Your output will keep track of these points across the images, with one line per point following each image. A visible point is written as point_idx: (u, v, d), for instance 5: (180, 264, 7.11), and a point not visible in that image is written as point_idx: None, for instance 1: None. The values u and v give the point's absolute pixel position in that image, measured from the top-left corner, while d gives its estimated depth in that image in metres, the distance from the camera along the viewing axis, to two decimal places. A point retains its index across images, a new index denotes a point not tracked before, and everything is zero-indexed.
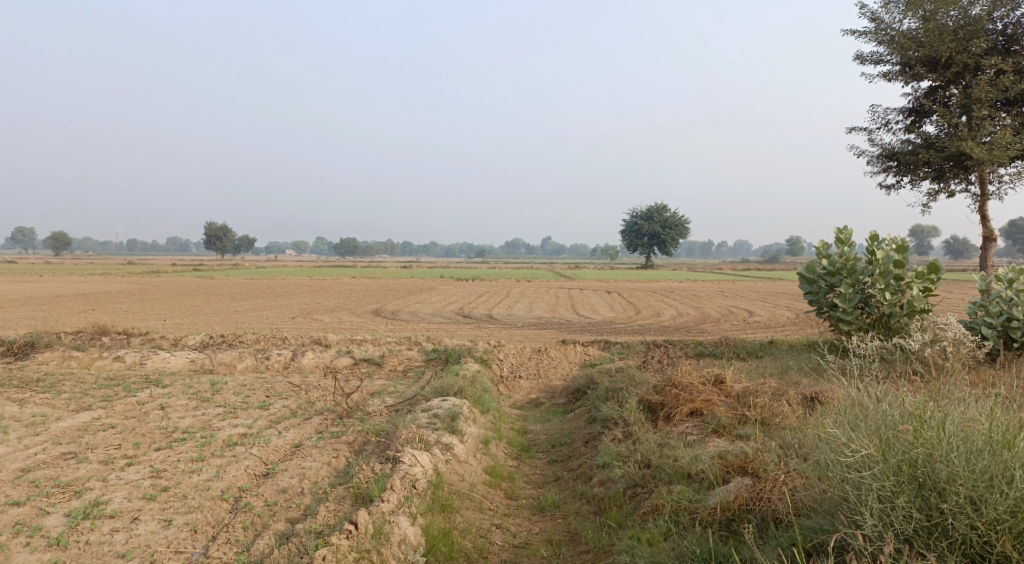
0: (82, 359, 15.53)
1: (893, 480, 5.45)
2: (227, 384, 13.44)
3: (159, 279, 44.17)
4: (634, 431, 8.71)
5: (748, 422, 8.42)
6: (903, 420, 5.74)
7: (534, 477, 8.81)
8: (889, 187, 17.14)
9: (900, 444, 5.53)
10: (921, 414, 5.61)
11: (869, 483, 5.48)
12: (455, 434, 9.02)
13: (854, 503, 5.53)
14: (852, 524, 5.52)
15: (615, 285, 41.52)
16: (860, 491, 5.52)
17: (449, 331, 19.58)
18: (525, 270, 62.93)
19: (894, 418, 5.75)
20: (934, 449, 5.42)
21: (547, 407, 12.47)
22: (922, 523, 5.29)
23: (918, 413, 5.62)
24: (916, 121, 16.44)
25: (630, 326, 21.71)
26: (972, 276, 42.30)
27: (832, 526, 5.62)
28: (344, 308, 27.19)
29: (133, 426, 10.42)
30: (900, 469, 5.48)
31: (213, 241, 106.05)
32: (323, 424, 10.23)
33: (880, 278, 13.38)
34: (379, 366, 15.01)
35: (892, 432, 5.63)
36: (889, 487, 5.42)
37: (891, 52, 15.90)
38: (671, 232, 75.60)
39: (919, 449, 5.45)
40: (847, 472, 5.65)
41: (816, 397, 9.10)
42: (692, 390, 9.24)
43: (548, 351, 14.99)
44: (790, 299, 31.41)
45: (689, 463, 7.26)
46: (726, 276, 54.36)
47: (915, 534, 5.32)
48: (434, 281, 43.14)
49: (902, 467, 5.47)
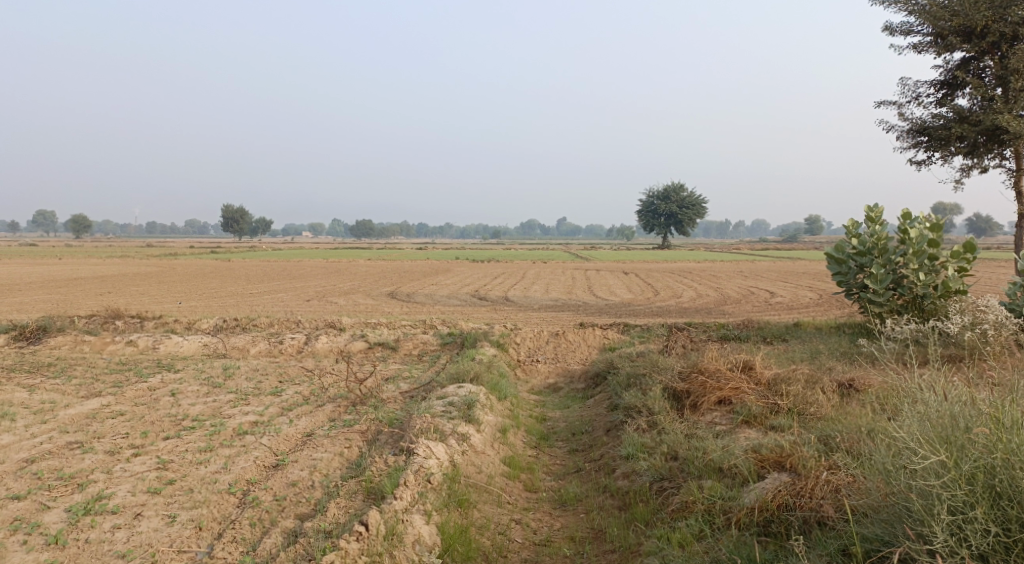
0: (95, 344, 15.31)
1: (967, 490, 5.00)
2: (240, 369, 13.16)
3: (179, 262, 44.29)
4: (659, 421, 8.30)
5: (780, 411, 7.99)
6: (975, 422, 5.32)
7: (554, 467, 8.45)
8: (921, 164, 16.49)
9: (975, 449, 5.10)
10: (998, 416, 5.21)
11: (940, 492, 5.02)
12: (472, 423, 8.65)
13: (919, 513, 5.09)
14: (917, 537, 5.09)
15: (633, 266, 40.88)
16: (928, 501, 5.07)
17: (464, 314, 19.22)
18: (541, 249, 62.27)
19: (966, 420, 5.33)
20: (1013, 456, 5.01)
21: (566, 393, 12.08)
22: (1000, 538, 4.86)
23: (994, 414, 5.23)
24: (949, 94, 15.77)
25: (650, 308, 21.20)
26: (999, 256, 41.06)
27: (894, 537, 5.19)
28: (359, 291, 26.86)
29: (142, 414, 10.14)
30: (974, 477, 5.04)
31: (229, 224, 106.37)
32: (336, 411, 9.92)
33: (914, 258, 12.83)
34: (394, 351, 14.68)
35: (964, 435, 5.21)
36: (963, 497, 4.97)
37: (922, 22, 15.22)
38: (689, 211, 74.54)
39: (997, 456, 5.03)
40: (913, 479, 5.20)
41: (852, 385, 8.65)
42: (719, 376, 8.81)
43: (567, 334, 14.55)
44: (813, 279, 30.71)
45: (719, 456, 6.87)
46: (747, 256, 53.51)
47: (991, 549, 4.88)
48: (450, 262, 42.78)
49: (977, 475, 5.03)
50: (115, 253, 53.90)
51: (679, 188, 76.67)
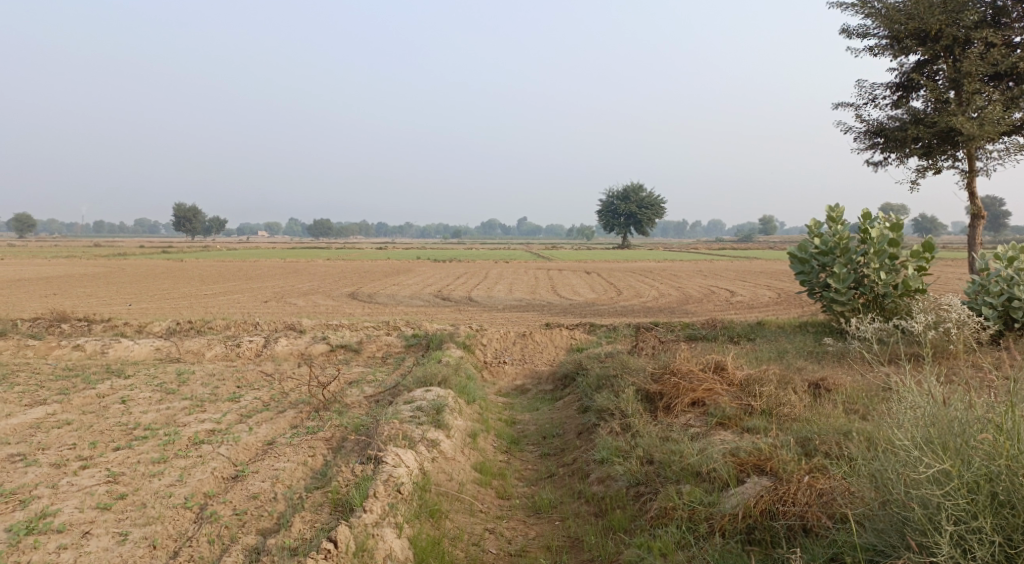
0: (39, 349, 14.63)
1: (969, 499, 4.93)
2: (195, 374, 12.67)
3: (129, 262, 43.04)
4: (633, 424, 8.12)
5: (754, 412, 7.87)
6: (978, 429, 5.25)
7: (525, 472, 8.22)
8: (878, 165, 16.64)
9: (977, 458, 5.03)
10: (1001, 422, 5.13)
11: (943, 502, 4.94)
12: (441, 428, 8.37)
13: (921, 524, 5.01)
14: (920, 548, 5.01)
15: (595, 265, 40.85)
16: (930, 510, 4.99)
17: (428, 315, 18.93)
18: (502, 249, 61.93)
19: (969, 427, 5.26)
20: (1016, 463, 4.94)
21: (534, 395, 11.87)
22: (1002, 548, 4.81)
23: (997, 420, 5.14)
24: (904, 96, 15.94)
25: (614, 307, 21.11)
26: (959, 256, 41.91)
27: (891, 547, 5.13)
28: (319, 292, 26.32)
29: (91, 423, 9.64)
30: (977, 485, 4.97)
31: (182, 223, 103.93)
32: (298, 418, 9.55)
33: (875, 258, 12.88)
34: (357, 353, 14.31)
35: (965, 443, 5.14)
36: (966, 506, 4.90)
37: (877, 25, 15.35)
38: (649, 212, 75.09)
39: (999, 464, 4.96)
40: (913, 487, 5.11)
41: (823, 384, 8.58)
42: (691, 377, 8.66)
43: (533, 335, 14.34)
44: (773, 278, 31.00)
45: (696, 458, 6.72)
46: (706, 255, 53.94)
47: (993, 559, 4.83)
48: (411, 262, 42.31)
49: (980, 483, 4.96)
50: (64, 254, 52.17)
51: (638, 187, 77.03)
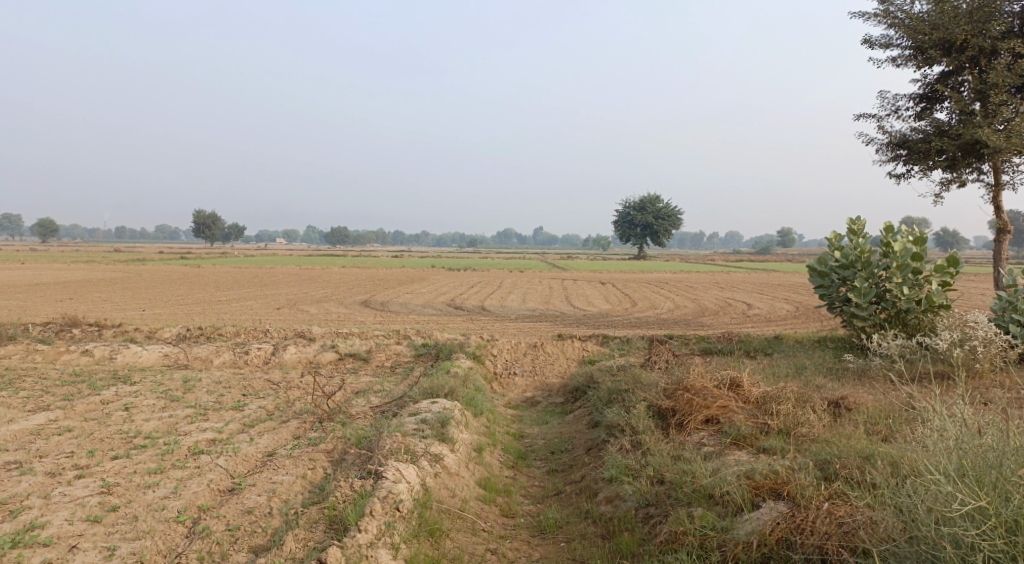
0: (48, 354, 14.55)
1: (1006, 540, 4.72)
2: (201, 381, 12.51)
3: (145, 268, 43.25)
4: (644, 441, 7.84)
5: (771, 431, 7.55)
6: (1017, 467, 5.05)
7: (532, 489, 7.96)
8: (900, 178, 16.26)
9: (1015, 495, 4.85)
10: None
11: (978, 542, 4.72)
12: (445, 442, 8.13)
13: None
14: None
15: (610, 276, 40.49)
16: (963, 550, 4.77)
17: (439, 324, 18.73)
18: (517, 259, 61.62)
19: (1010, 465, 5.06)
20: None
21: (544, 407, 11.60)
22: None
23: None
24: (928, 108, 15.57)
25: (628, 319, 20.80)
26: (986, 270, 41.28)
27: None
28: (331, 299, 26.21)
29: (92, 430, 9.48)
30: (1015, 525, 4.77)
31: (201, 229, 104.61)
32: (301, 428, 9.34)
33: (898, 272, 12.51)
34: (366, 362, 14.12)
35: (1004, 479, 4.96)
36: (1002, 547, 4.68)
37: (901, 35, 15.02)
38: (665, 223, 74.66)
39: None
40: (945, 524, 4.89)
41: (843, 403, 8.25)
42: (705, 393, 8.34)
43: (545, 345, 14.07)
44: (790, 291, 30.57)
45: (708, 479, 6.43)
46: (722, 267, 53.38)
47: None
48: (426, 270, 42.19)
49: (1018, 523, 4.76)
50: (83, 258, 52.50)
51: (654, 199, 76.61)
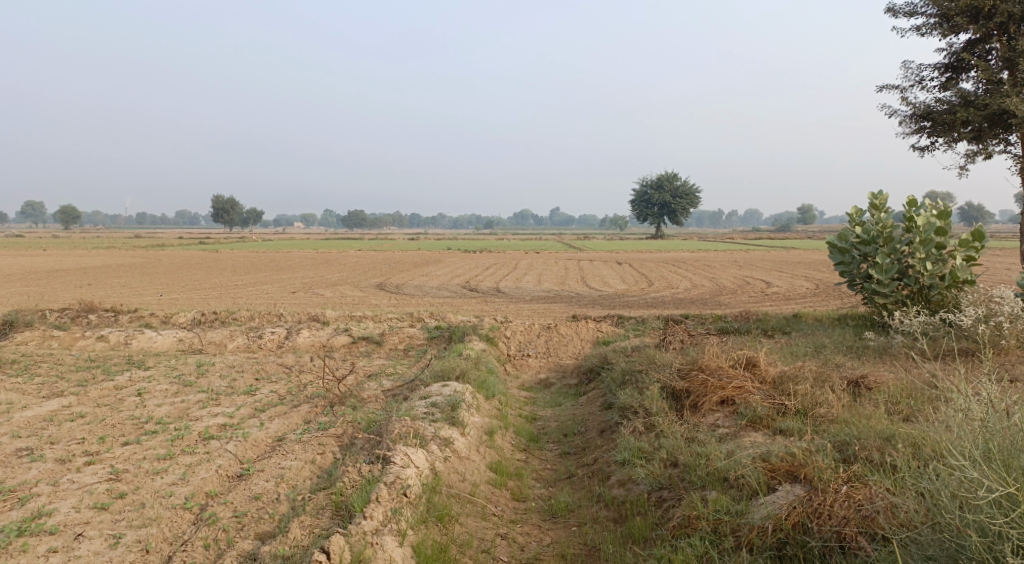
0: (64, 339, 14.60)
1: None
2: (214, 366, 12.49)
3: (164, 253, 43.59)
4: (657, 423, 7.69)
5: (788, 412, 7.36)
6: None
7: (544, 472, 7.84)
8: (924, 150, 15.84)
9: None
10: None
11: (1005, 531, 4.54)
12: (455, 425, 8.02)
13: (976, 552, 4.60)
14: None
15: (626, 256, 40.17)
16: (988, 538, 4.59)
17: (453, 306, 18.61)
18: (533, 240, 61.30)
19: None
20: None
21: (558, 389, 11.47)
22: None
23: None
24: (953, 78, 15.13)
25: (644, 299, 20.58)
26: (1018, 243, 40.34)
27: None
28: (346, 283, 26.17)
29: (104, 416, 9.47)
30: None
31: (219, 214, 105.12)
32: (312, 412, 9.28)
33: (921, 248, 12.18)
34: (379, 345, 14.04)
35: None
36: None
37: (926, 2, 14.56)
38: (683, 201, 73.96)
39: None
40: (970, 511, 4.71)
41: (863, 382, 8.04)
42: (720, 373, 8.15)
43: (559, 327, 13.91)
44: (810, 269, 30.08)
45: (722, 461, 6.28)
46: (740, 246, 52.74)
47: None
48: (441, 252, 42.13)
49: None
50: (103, 244, 52.94)
51: (671, 177, 75.81)
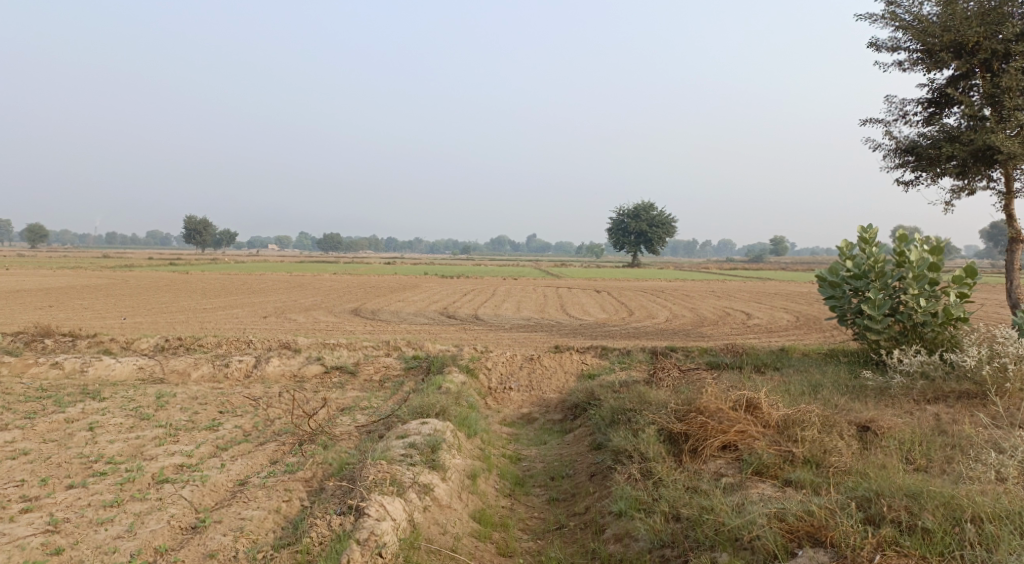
0: (16, 366, 13.70)
1: None
2: (175, 397, 11.69)
3: (132, 274, 42.52)
4: (654, 469, 7.11)
5: (796, 461, 6.83)
6: None
7: (531, 522, 7.20)
8: (908, 185, 15.50)
9: None
10: None
11: None
12: (435, 470, 7.35)
13: None
14: None
15: (604, 285, 39.71)
16: None
17: (431, 334, 17.94)
18: (512, 267, 60.75)
19: None
20: None
21: (541, 425, 10.83)
22: None
23: None
24: (937, 113, 14.88)
25: (627, 329, 20.07)
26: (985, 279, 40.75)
27: None
28: (320, 308, 25.39)
29: (50, 453, 8.68)
30: None
31: (192, 235, 103.36)
32: (279, 452, 8.57)
33: (913, 283, 11.75)
34: (353, 376, 13.31)
35: None
36: None
37: (909, 37, 14.33)
38: (659, 230, 74.07)
39: None
40: None
41: (870, 427, 7.53)
42: (719, 414, 7.56)
43: (542, 358, 13.25)
44: (789, 301, 29.86)
45: (732, 518, 5.79)
46: (718, 275, 52.58)
47: None
48: (418, 277, 41.43)
49: None
50: (69, 265, 51.34)
51: (647, 206, 75.88)
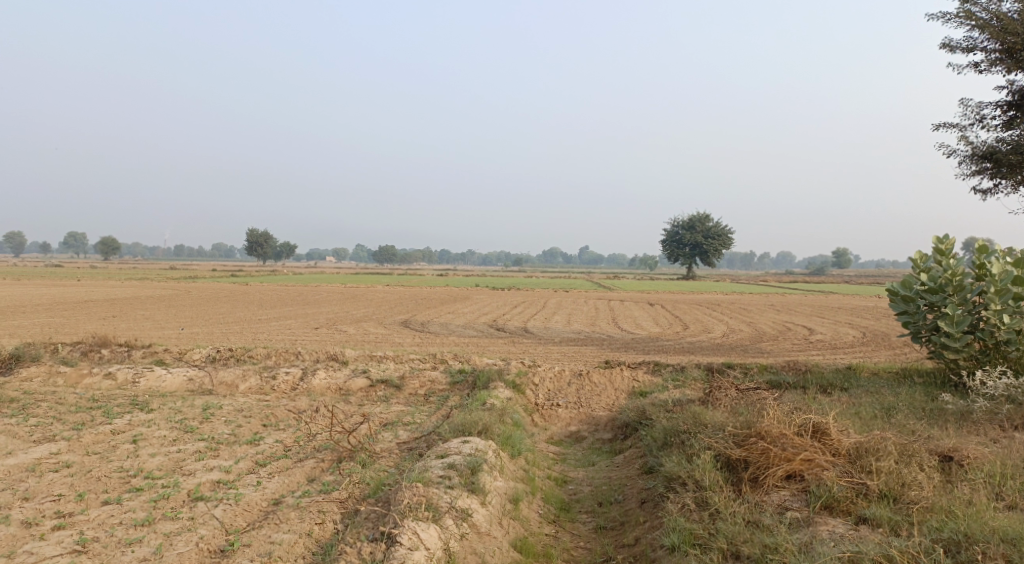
0: (70, 376, 13.81)
1: None
2: (221, 409, 11.57)
3: (193, 284, 43.40)
4: (711, 500, 6.59)
5: (871, 495, 6.25)
6: None
7: (576, 553, 6.75)
8: (986, 194, 14.49)
9: None
10: None
11: None
12: (475, 494, 6.95)
13: None
14: None
15: (658, 298, 38.94)
16: None
17: (479, 347, 17.58)
18: (564, 280, 60.16)
19: None
20: None
21: (590, 445, 10.35)
22: None
23: None
24: (1017, 116, 13.88)
25: (682, 344, 19.37)
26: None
27: None
28: (371, 320, 25.32)
29: (92, 466, 8.60)
30: None
31: (254, 248, 105.65)
32: (317, 469, 8.30)
33: (996, 298, 10.89)
34: (398, 390, 13.03)
35: None
36: None
37: (987, 36, 13.42)
38: (715, 242, 72.57)
39: None
40: None
41: (953, 457, 6.86)
42: (783, 439, 6.94)
43: (591, 374, 12.73)
44: (852, 316, 28.62)
45: (801, 560, 5.49)
46: (775, 289, 51.14)
47: None
48: (470, 290, 41.19)
49: None
50: (134, 275, 52.83)
51: (703, 218, 74.45)
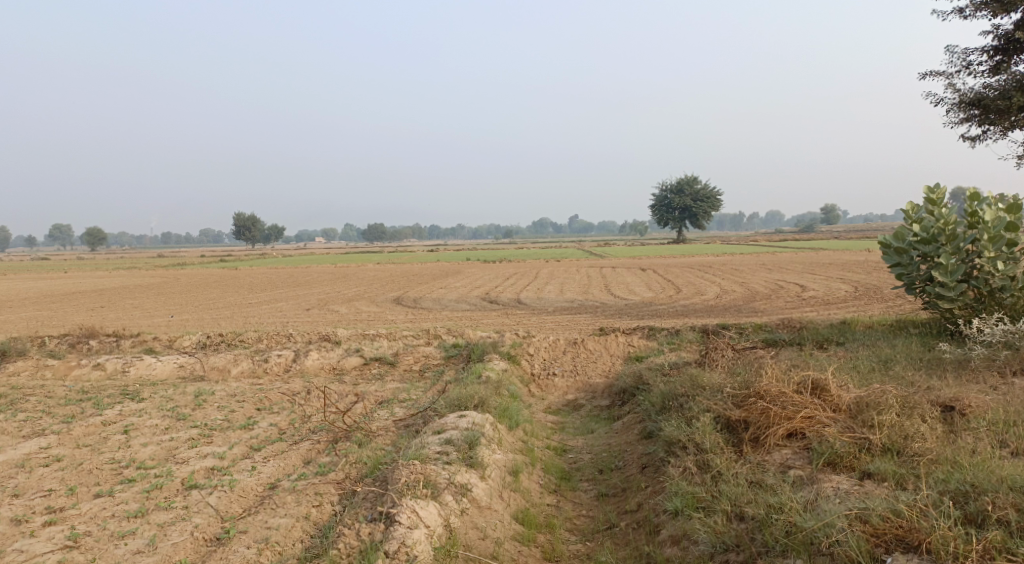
0: (58, 369, 13.62)
1: None
2: (214, 395, 11.42)
3: (182, 271, 43.08)
4: (712, 462, 6.50)
5: (874, 450, 6.17)
6: None
7: (579, 521, 6.67)
8: (975, 141, 14.32)
9: None
10: None
11: None
12: (474, 468, 6.84)
13: None
14: None
15: (649, 262, 38.86)
16: None
17: (473, 320, 17.45)
18: (555, 250, 60.01)
19: None
20: None
21: (588, 413, 10.26)
22: None
23: None
24: (1005, 61, 13.66)
25: (676, 308, 19.29)
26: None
27: None
28: (363, 298, 25.15)
29: (83, 459, 8.45)
30: None
31: (242, 232, 104.79)
32: (313, 451, 8.18)
33: (989, 245, 10.75)
34: (392, 367, 12.91)
35: None
36: None
37: None
38: (704, 204, 72.39)
39: None
40: None
41: (955, 406, 6.79)
42: (783, 398, 6.84)
43: (586, 341, 12.62)
44: (844, 271, 28.60)
45: (807, 519, 5.42)
46: (766, 248, 51.15)
47: None
48: (461, 264, 40.93)
49: None
50: (121, 265, 52.36)
51: (692, 180, 74.18)
